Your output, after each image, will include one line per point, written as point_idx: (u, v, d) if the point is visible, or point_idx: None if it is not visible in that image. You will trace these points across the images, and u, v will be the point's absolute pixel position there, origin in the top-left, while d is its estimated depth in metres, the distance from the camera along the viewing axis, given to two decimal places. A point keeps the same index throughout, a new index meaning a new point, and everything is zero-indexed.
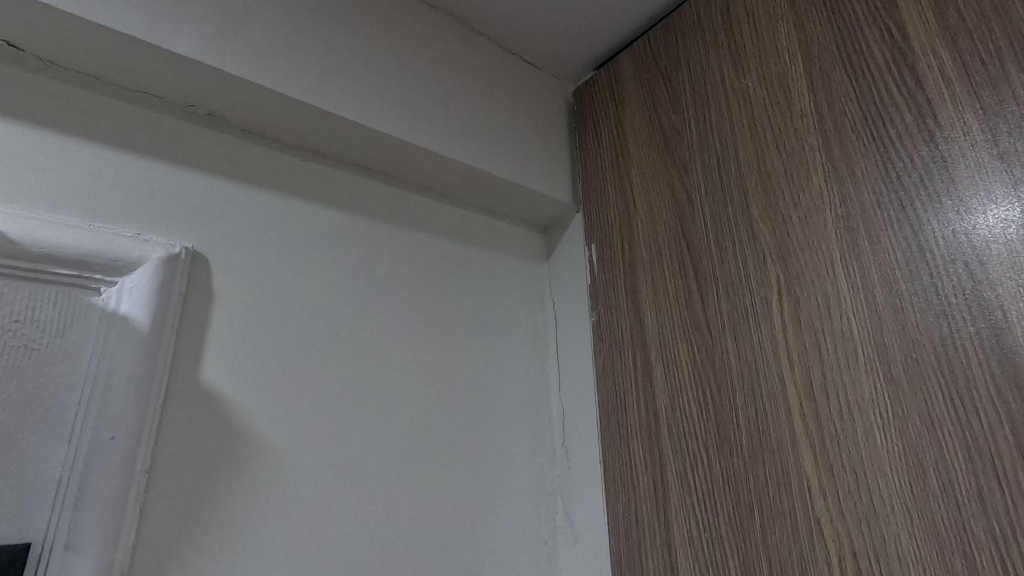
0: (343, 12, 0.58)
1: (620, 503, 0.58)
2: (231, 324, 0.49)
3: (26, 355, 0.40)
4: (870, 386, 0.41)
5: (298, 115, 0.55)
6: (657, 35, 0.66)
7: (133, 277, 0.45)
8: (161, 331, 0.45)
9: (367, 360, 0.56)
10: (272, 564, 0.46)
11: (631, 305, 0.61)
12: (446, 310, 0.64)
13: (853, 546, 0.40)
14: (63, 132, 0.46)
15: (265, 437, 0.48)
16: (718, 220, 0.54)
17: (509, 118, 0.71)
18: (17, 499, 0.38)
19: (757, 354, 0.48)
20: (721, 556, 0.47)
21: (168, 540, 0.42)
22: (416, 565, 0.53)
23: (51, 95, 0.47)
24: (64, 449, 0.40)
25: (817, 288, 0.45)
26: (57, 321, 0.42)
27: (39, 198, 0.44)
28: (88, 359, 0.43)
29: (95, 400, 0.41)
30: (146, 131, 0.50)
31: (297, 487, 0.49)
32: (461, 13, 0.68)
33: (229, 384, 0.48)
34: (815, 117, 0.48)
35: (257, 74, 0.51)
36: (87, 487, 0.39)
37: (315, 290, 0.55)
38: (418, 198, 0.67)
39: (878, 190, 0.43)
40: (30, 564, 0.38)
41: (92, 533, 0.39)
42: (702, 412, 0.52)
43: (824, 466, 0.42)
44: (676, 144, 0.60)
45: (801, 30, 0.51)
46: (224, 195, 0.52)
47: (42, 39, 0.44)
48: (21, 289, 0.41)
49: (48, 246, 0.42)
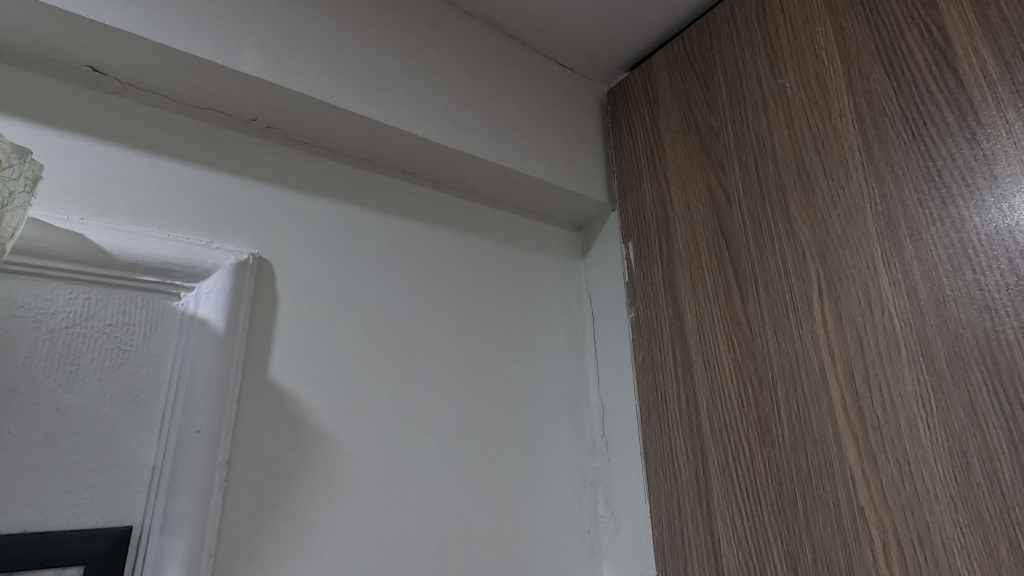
0: (390, 25, 0.61)
1: (662, 492, 0.60)
2: (295, 324, 0.53)
3: (119, 355, 0.44)
4: (912, 379, 0.42)
5: (350, 126, 0.57)
6: (691, 35, 0.68)
7: (209, 282, 0.48)
8: (235, 332, 0.48)
9: (418, 357, 0.59)
10: (339, 550, 0.49)
11: (670, 302, 0.63)
12: (489, 309, 0.67)
13: (897, 533, 0.41)
14: (142, 149, 0.50)
15: (328, 430, 0.52)
16: (756, 218, 0.56)
17: (545, 120, 0.73)
18: (118, 486, 0.42)
19: (798, 348, 0.50)
20: (765, 543, 0.49)
21: (247, 527, 0.46)
22: (468, 551, 0.56)
23: (129, 114, 0.50)
24: (155, 442, 0.44)
25: (858, 283, 0.47)
26: (145, 324, 0.46)
27: (124, 211, 0.47)
28: (172, 359, 0.46)
29: (180, 397, 0.45)
30: (212, 145, 0.54)
31: (359, 478, 0.52)
32: (499, 20, 0.70)
33: (295, 380, 0.51)
34: (855, 116, 0.49)
35: (314, 88, 0.54)
36: (178, 478, 0.43)
37: (369, 292, 0.58)
38: (460, 201, 0.70)
39: (920, 188, 0.44)
40: (132, 545, 0.42)
41: (184, 518, 0.42)
42: (744, 405, 0.53)
43: (867, 456, 0.44)
44: (713, 144, 0.62)
45: (839, 30, 0.52)
46: (284, 203, 0.56)
47: (123, 64, 0.48)
48: (113, 295, 0.45)
49: (135, 256, 0.45)
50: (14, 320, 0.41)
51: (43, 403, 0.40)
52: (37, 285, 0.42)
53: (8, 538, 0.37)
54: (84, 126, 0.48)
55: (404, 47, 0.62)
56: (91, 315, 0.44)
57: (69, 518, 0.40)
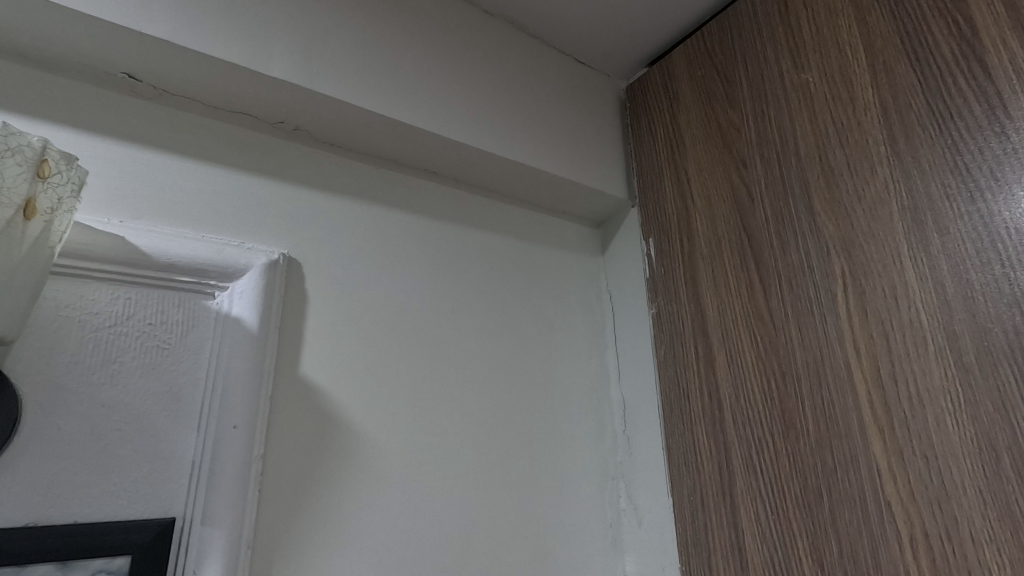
0: (412, 26, 0.62)
1: (685, 486, 0.61)
2: (325, 322, 0.54)
3: (159, 353, 0.46)
4: (940, 375, 0.42)
5: (375, 127, 0.58)
6: (712, 30, 0.67)
7: (242, 282, 0.50)
8: (267, 330, 0.49)
9: (443, 355, 0.60)
10: (370, 541, 0.51)
11: (692, 298, 0.63)
12: (512, 306, 0.68)
13: (925, 527, 0.41)
14: (176, 152, 0.51)
15: (358, 425, 0.53)
16: (779, 213, 0.56)
17: (564, 117, 0.73)
18: (161, 479, 0.43)
19: (822, 343, 0.50)
20: (790, 538, 0.50)
21: (282, 518, 0.47)
22: (494, 543, 0.57)
23: (162, 119, 0.52)
24: (194, 436, 0.45)
25: (884, 279, 0.47)
26: (182, 323, 0.47)
27: (160, 213, 0.49)
28: (208, 357, 0.48)
29: (216, 393, 0.47)
30: (242, 148, 0.55)
31: (388, 471, 0.53)
32: (519, 19, 0.71)
33: (325, 376, 0.52)
34: (879, 110, 0.49)
35: (340, 91, 0.55)
36: (217, 471, 0.44)
37: (394, 289, 0.59)
38: (482, 199, 0.70)
39: (947, 182, 0.44)
40: (176, 536, 0.43)
41: (224, 509, 0.44)
42: (767, 400, 0.54)
43: (893, 451, 0.44)
44: (734, 140, 0.62)
45: (863, 24, 0.52)
46: (312, 204, 0.57)
47: (158, 71, 0.49)
48: (152, 295, 0.46)
49: (172, 257, 0.47)
50: (60, 320, 0.42)
51: (89, 399, 0.42)
52: (81, 286, 0.44)
53: (60, 529, 0.39)
54: (121, 132, 0.49)
55: (426, 48, 0.63)
56: (132, 314, 0.45)
57: (116, 510, 0.41)
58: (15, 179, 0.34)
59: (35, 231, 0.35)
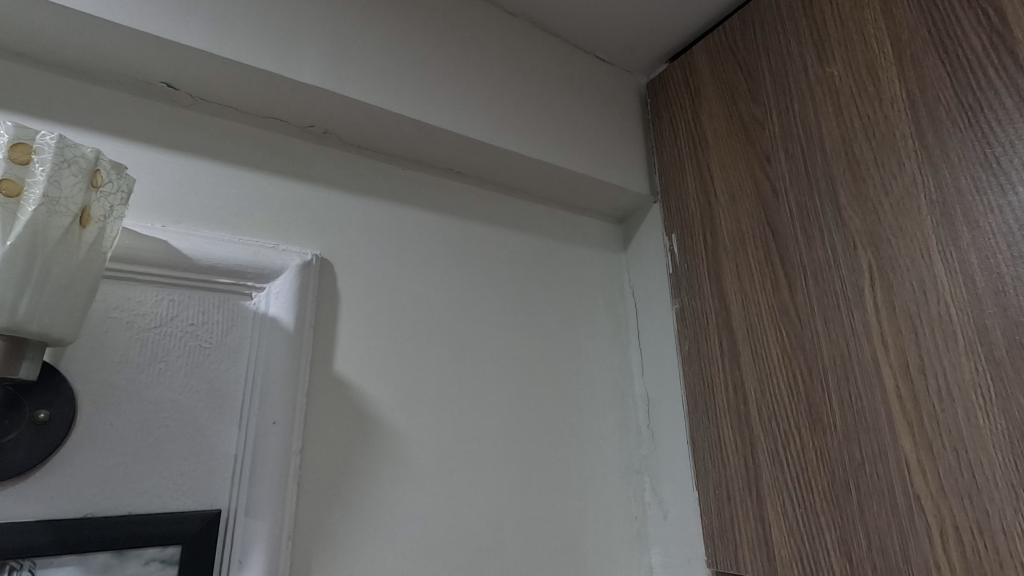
0: (436, 29, 0.63)
1: (711, 479, 0.61)
2: (356, 321, 0.55)
3: (202, 352, 0.48)
4: (970, 369, 0.42)
5: (401, 129, 0.60)
6: (734, 25, 0.67)
7: (278, 283, 0.51)
8: (303, 329, 0.51)
9: (471, 351, 0.61)
10: (403, 532, 0.52)
11: (716, 293, 0.64)
12: (536, 303, 0.69)
13: (956, 521, 0.41)
14: (212, 158, 0.53)
15: (390, 420, 0.54)
16: (804, 208, 0.56)
17: (585, 114, 0.74)
18: (207, 473, 0.45)
19: (850, 338, 0.50)
20: (817, 531, 0.50)
21: (320, 510, 0.49)
22: (522, 536, 0.59)
23: (199, 126, 0.53)
24: (236, 432, 0.47)
25: (912, 273, 0.47)
26: (222, 323, 0.49)
27: (199, 217, 0.50)
28: (246, 355, 0.50)
29: (256, 390, 0.48)
30: (274, 152, 0.56)
31: (420, 465, 0.55)
32: (540, 18, 0.71)
33: (358, 373, 0.54)
34: (907, 104, 0.49)
35: (368, 95, 0.56)
36: (259, 465, 0.46)
37: (423, 288, 0.61)
38: (505, 197, 0.71)
39: (977, 175, 0.44)
40: (221, 527, 0.45)
41: (265, 502, 0.45)
42: (793, 394, 0.54)
43: (922, 445, 0.44)
44: (758, 135, 0.62)
45: (889, 16, 0.51)
46: (342, 205, 0.58)
47: (195, 80, 0.51)
48: (193, 296, 0.48)
49: (212, 259, 0.48)
50: (110, 321, 0.44)
51: (139, 397, 0.44)
52: (127, 288, 0.46)
53: (116, 520, 0.41)
54: (160, 139, 0.51)
55: (450, 49, 0.63)
56: (176, 315, 0.47)
57: (166, 502, 0.43)
58: (71, 189, 0.35)
59: (92, 237, 0.37)
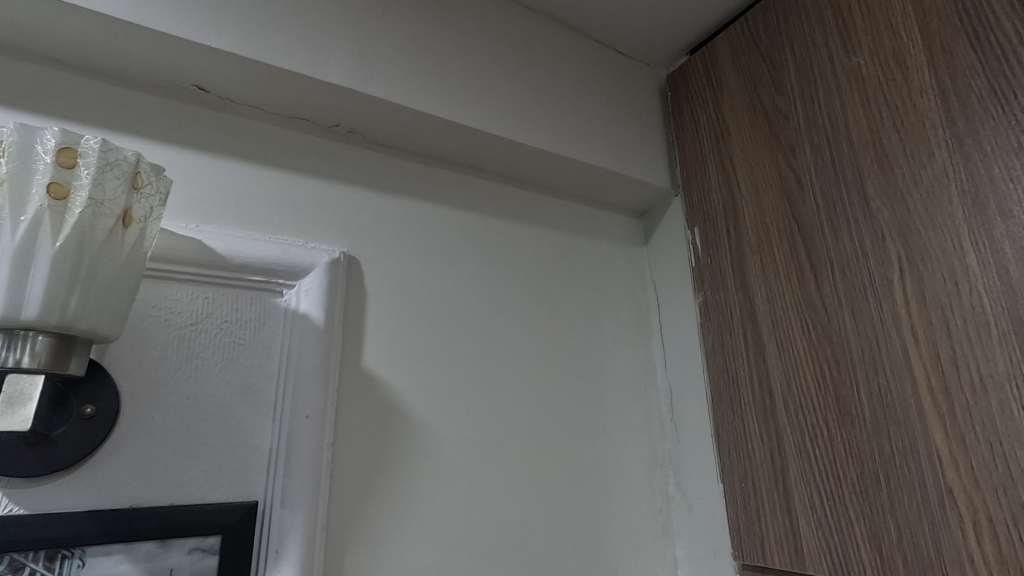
0: (457, 26, 0.63)
1: (736, 472, 0.61)
2: (383, 317, 0.56)
3: (236, 348, 0.49)
4: (1004, 360, 0.41)
5: (425, 126, 0.60)
6: (757, 16, 0.67)
7: (307, 280, 0.52)
8: (333, 325, 0.52)
9: (496, 346, 0.62)
10: (432, 524, 0.53)
11: (740, 286, 0.64)
12: (559, 298, 0.69)
13: (989, 513, 0.41)
14: (241, 158, 0.54)
15: (418, 414, 0.55)
16: (830, 199, 0.55)
17: (606, 108, 0.74)
18: (244, 466, 0.47)
19: (879, 329, 0.50)
20: (846, 524, 0.50)
21: (351, 502, 0.50)
22: (548, 528, 0.59)
23: (228, 127, 0.54)
24: (270, 426, 0.48)
25: (943, 264, 0.46)
26: (255, 320, 0.50)
27: (231, 216, 0.52)
28: (279, 351, 0.51)
29: (289, 385, 0.49)
30: (301, 152, 0.57)
31: (447, 459, 0.56)
32: (559, 13, 0.71)
33: (386, 368, 0.55)
34: (936, 92, 0.48)
35: (392, 93, 0.56)
36: (293, 458, 0.47)
37: (448, 284, 0.61)
38: (526, 192, 0.72)
39: (1010, 163, 0.43)
40: (258, 518, 0.46)
41: (299, 493, 0.47)
42: (821, 387, 0.54)
43: (954, 437, 0.44)
44: (782, 127, 0.61)
45: (918, 3, 0.50)
46: (367, 203, 0.59)
47: (224, 82, 0.52)
48: (226, 294, 0.50)
49: (244, 258, 0.50)
50: (149, 319, 0.46)
51: (177, 392, 0.45)
52: (164, 287, 0.47)
53: (159, 510, 0.42)
54: (191, 140, 0.52)
55: (471, 46, 0.64)
56: (211, 313, 0.49)
57: (206, 494, 0.45)
58: (114, 192, 0.36)
59: (132, 237, 0.38)
